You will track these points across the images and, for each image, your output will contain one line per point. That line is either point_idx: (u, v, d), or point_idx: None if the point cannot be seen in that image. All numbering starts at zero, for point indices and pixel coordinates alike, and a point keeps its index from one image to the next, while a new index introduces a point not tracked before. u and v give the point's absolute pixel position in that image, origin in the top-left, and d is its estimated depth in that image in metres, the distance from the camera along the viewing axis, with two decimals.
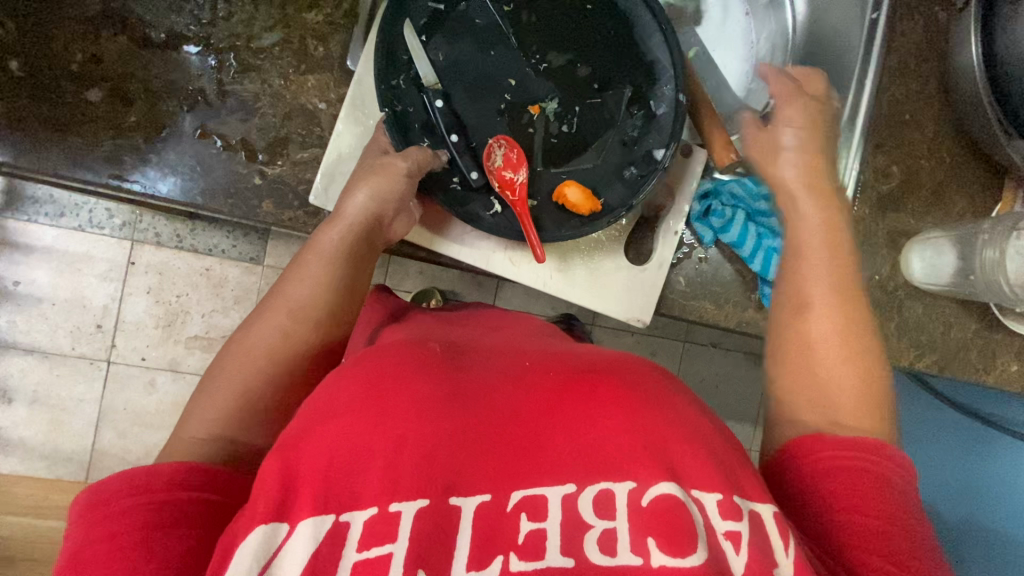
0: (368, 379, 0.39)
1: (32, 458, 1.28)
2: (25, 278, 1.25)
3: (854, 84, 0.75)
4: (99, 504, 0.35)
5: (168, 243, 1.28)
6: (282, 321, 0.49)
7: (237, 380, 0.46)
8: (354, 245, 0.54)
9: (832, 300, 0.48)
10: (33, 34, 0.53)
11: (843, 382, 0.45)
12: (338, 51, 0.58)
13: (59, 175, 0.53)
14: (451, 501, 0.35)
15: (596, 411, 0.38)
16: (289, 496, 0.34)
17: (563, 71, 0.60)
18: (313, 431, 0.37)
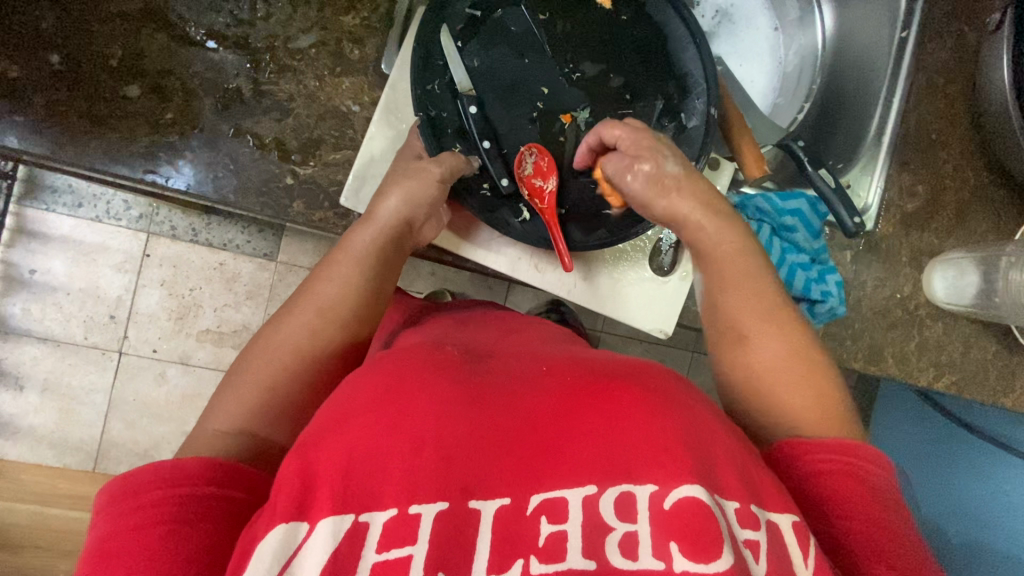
0: (386, 384, 0.39)
1: (40, 445, 1.28)
2: (41, 266, 1.25)
3: (880, 103, 0.75)
4: (127, 495, 0.35)
5: (183, 236, 1.29)
6: (310, 319, 0.50)
7: (264, 375, 0.47)
8: (384, 248, 0.54)
9: (763, 320, 0.49)
10: (75, 28, 0.53)
11: (797, 395, 0.46)
12: (374, 55, 0.59)
13: (96, 168, 0.54)
14: (470, 504, 0.34)
15: (617, 416, 0.38)
16: (308, 494, 0.34)
17: (597, 80, 0.60)
18: (332, 433, 0.37)
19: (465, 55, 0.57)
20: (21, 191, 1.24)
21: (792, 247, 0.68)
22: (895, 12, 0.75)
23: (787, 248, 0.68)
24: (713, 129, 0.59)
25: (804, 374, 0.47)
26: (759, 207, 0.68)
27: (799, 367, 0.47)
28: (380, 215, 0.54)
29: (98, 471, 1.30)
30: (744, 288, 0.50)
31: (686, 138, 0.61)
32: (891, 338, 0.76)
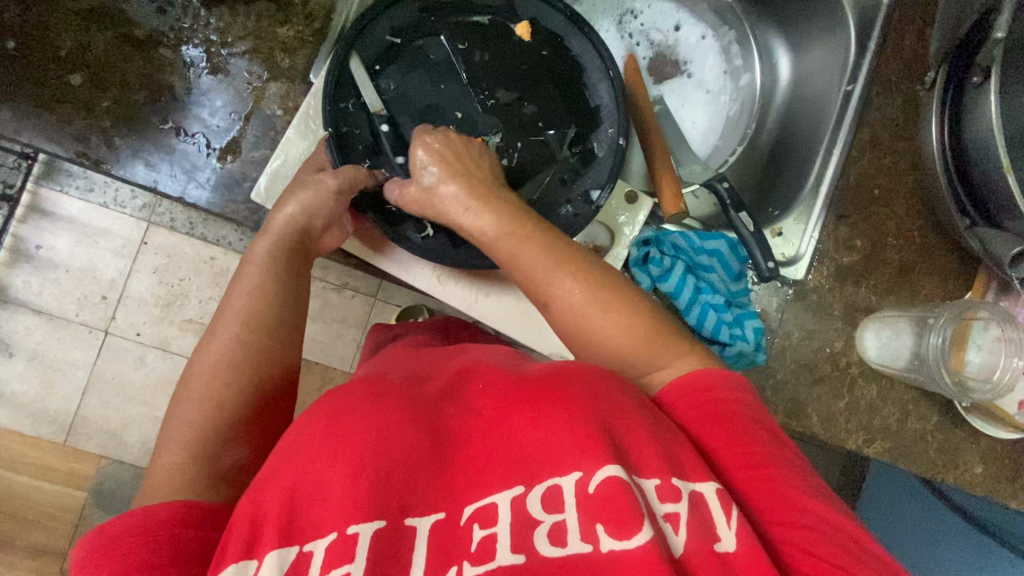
0: (329, 411, 0.38)
1: (18, 413, 1.34)
2: (46, 243, 1.34)
3: (821, 153, 0.75)
4: (101, 551, 0.34)
5: (180, 228, 1.36)
6: (237, 331, 0.49)
7: (201, 404, 0.45)
8: (289, 252, 0.55)
9: (552, 259, 0.49)
10: (33, 20, 0.59)
11: (612, 332, 0.47)
12: (303, 65, 0.63)
13: (32, 147, 0.59)
14: (406, 522, 0.34)
15: (550, 428, 0.36)
16: (257, 531, 0.33)
17: (511, 108, 0.63)
18: (278, 465, 0.36)
19: (379, 74, 0.61)
20: (40, 172, 1.33)
21: (706, 287, 0.67)
22: (844, 65, 0.75)
23: (703, 288, 0.68)
24: (620, 157, 0.61)
25: (597, 306, 0.48)
26: (675, 244, 0.68)
27: (584, 298, 0.48)
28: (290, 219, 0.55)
29: (69, 444, 1.35)
30: (520, 251, 0.50)
31: (594, 166, 0.63)
32: (820, 393, 0.73)
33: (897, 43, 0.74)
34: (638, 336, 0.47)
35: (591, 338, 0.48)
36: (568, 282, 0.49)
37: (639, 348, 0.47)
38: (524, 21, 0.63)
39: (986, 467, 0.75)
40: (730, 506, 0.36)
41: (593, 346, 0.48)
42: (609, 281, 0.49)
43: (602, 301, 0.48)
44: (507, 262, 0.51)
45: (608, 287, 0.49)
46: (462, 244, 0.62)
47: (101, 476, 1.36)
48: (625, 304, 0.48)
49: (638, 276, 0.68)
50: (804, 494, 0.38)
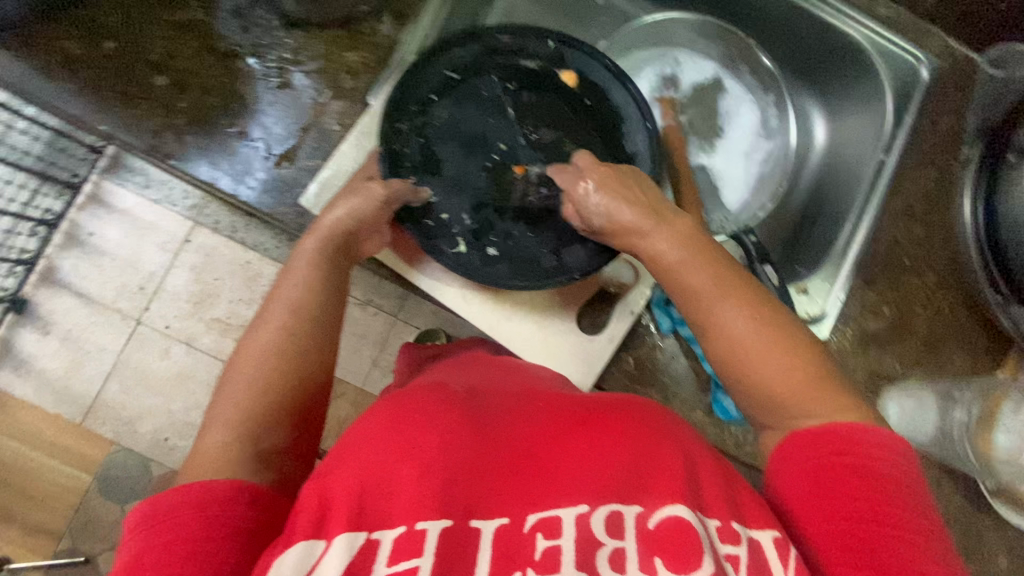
0: (391, 417, 0.41)
1: (43, 389, 1.39)
2: (99, 231, 1.42)
3: (852, 218, 0.75)
4: (157, 516, 0.37)
5: (223, 231, 1.40)
6: (281, 325, 0.51)
7: (246, 393, 0.47)
8: (335, 252, 0.57)
9: (725, 291, 0.49)
10: (132, 26, 0.66)
11: (770, 372, 0.46)
12: (365, 88, 0.68)
13: (112, 137, 0.64)
14: (472, 523, 0.35)
15: (603, 446, 0.39)
16: (325, 515, 0.35)
17: (551, 145, 0.68)
18: (342, 460, 0.38)
19: (433, 104, 0.66)
20: (105, 166, 1.43)
21: None
22: (880, 136, 0.76)
23: None
24: None
25: (768, 345, 0.47)
26: None
27: (765, 335, 0.47)
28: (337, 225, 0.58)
29: (83, 426, 1.38)
30: (707, 287, 0.50)
31: None
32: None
33: (933, 120, 0.76)
34: (803, 377, 0.45)
35: (748, 377, 0.47)
36: (715, 318, 0.49)
37: (811, 393, 0.45)
38: (569, 70, 0.69)
39: (1011, 560, 0.72)
40: (787, 556, 0.37)
41: (746, 383, 0.47)
42: (780, 316, 0.48)
43: (767, 339, 0.47)
44: (683, 297, 0.51)
45: (781, 329, 0.47)
46: (491, 263, 0.65)
47: (108, 463, 1.38)
48: (794, 344, 0.47)
49: (659, 317, 0.69)
50: (889, 532, 0.37)
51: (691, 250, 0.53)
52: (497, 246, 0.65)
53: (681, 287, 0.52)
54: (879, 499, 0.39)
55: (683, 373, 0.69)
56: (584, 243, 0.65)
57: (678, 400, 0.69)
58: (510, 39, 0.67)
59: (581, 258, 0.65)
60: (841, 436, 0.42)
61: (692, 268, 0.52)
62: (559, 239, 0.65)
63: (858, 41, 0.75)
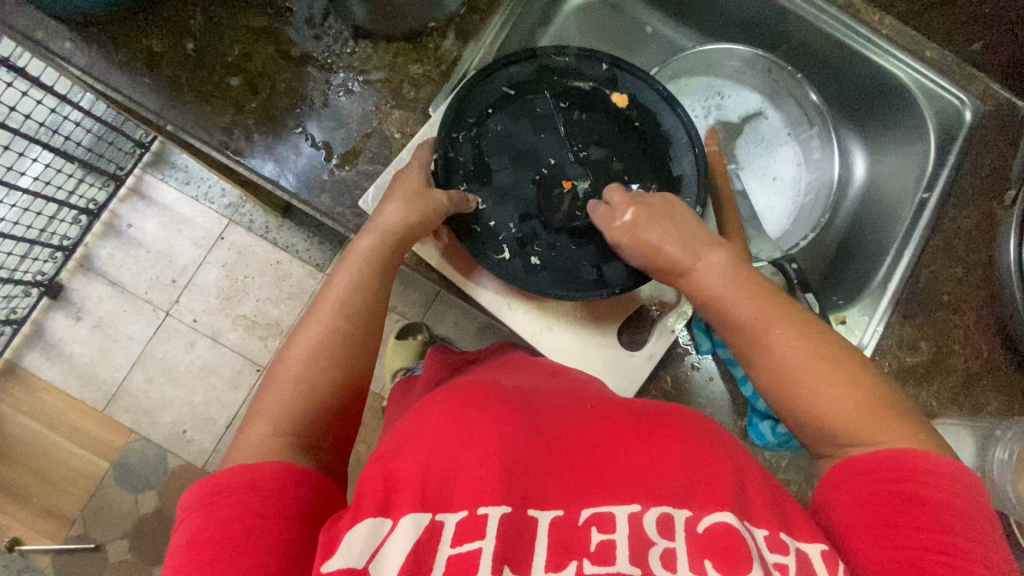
0: (450, 410, 0.43)
1: (70, 373, 1.42)
2: (138, 224, 1.46)
3: (893, 253, 0.76)
4: (213, 495, 0.39)
5: (257, 230, 1.46)
6: (332, 322, 0.53)
7: (289, 386, 0.49)
8: (388, 251, 0.59)
9: (778, 317, 0.51)
10: (211, 29, 0.69)
11: (825, 398, 0.48)
12: (426, 99, 0.71)
13: (184, 131, 0.67)
14: (529, 512, 0.37)
15: (652, 450, 0.41)
16: (391, 496, 0.36)
17: (601, 162, 0.68)
18: (403, 447, 0.40)
19: (488, 117, 0.68)
20: (149, 161, 1.48)
21: None
22: (922, 174, 0.78)
23: None
24: None
25: (825, 370, 0.48)
26: None
27: (820, 363, 0.49)
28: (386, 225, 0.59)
29: (105, 413, 1.41)
30: (762, 312, 0.52)
31: None
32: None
33: (977, 160, 0.77)
34: (862, 402, 0.47)
35: (801, 401, 0.49)
36: (772, 349, 0.51)
37: (867, 416, 0.46)
38: (621, 91, 0.71)
39: None
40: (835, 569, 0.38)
41: (802, 405, 0.49)
42: (834, 345, 0.50)
43: (821, 366, 0.48)
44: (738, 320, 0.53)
45: (835, 356, 0.49)
46: (533, 272, 0.65)
47: (125, 451, 1.39)
48: (851, 371, 0.48)
49: (699, 337, 0.70)
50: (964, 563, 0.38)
51: (743, 276, 0.54)
52: (539, 255, 0.66)
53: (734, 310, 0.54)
54: (957, 529, 0.40)
55: (720, 397, 0.70)
56: (625, 258, 0.65)
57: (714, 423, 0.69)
58: (564, 59, 0.70)
59: (622, 272, 0.65)
60: (923, 465, 0.43)
61: (745, 296, 0.53)
62: (602, 252, 0.66)
63: (904, 81, 0.77)
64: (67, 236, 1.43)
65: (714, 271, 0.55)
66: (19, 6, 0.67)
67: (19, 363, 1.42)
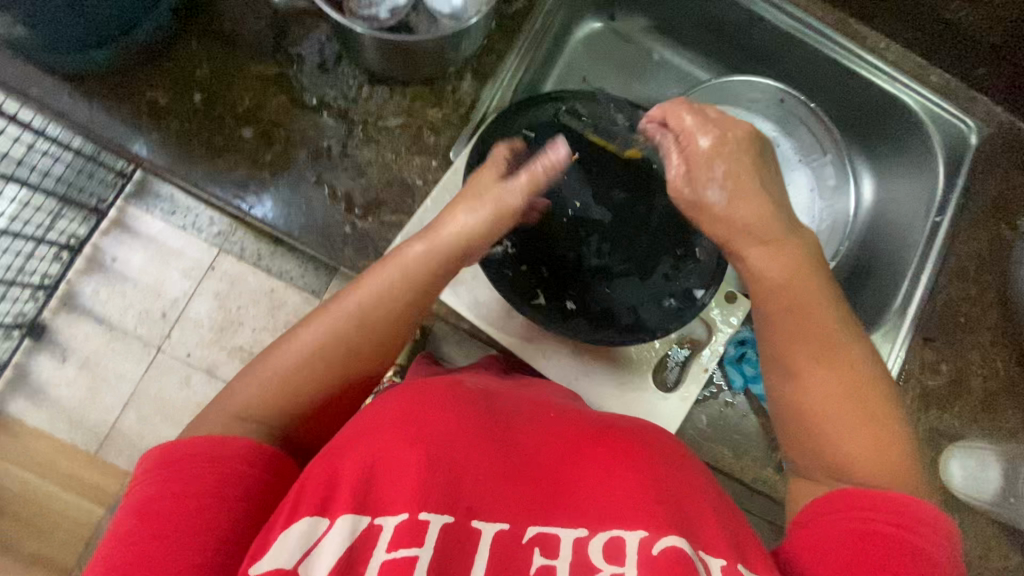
0: (404, 410, 0.42)
1: (58, 418, 1.36)
2: (124, 256, 1.38)
3: (910, 277, 0.77)
4: (174, 463, 0.39)
5: (248, 259, 1.40)
6: (359, 313, 0.51)
7: (286, 376, 0.48)
8: (432, 263, 0.54)
9: (813, 346, 0.50)
10: (220, 77, 0.66)
11: (839, 417, 0.47)
12: (446, 144, 0.69)
13: (198, 187, 0.65)
14: (473, 523, 0.37)
15: (613, 470, 0.42)
16: (332, 495, 0.37)
17: (626, 203, 0.67)
18: (353, 443, 0.40)
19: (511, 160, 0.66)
20: (131, 190, 1.40)
21: None
22: (933, 197, 0.79)
23: None
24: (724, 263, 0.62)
25: (854, 400, 0.47)
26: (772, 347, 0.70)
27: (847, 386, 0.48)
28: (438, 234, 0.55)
29: (99, 457, 1.35)
30: (800, 331, 0.51)
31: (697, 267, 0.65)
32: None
33: (982, 184, 0.79)
34: (880, 439, 0.46)
35: (817, 411, 0.48)
36: (802, 345, 0.50)
37: (880, 453, 0.45)
38: None
39: None
40: None
41: (811, 414, 0.49)
42: (873, 388, 0.48)
43: (847, 388, 0.48)
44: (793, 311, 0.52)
45: (867, 383, 0.48)
46: (569, 318, 0.64)
47: (122, 496, 1.35)
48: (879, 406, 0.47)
49: (731, 373, 0.70)
50: None
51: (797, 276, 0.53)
52: (573, 300, 0.64)
53: (791, 305, 0.52)
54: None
55: (755, 432, 0.70)
56: (658, 301, 0.64)
57: (751, 459, 0.69)
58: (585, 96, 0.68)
59: (656, 316, 0.64)
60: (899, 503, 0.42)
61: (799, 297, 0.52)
62: (634, 295, 0.64)
63: (910, 104, 0.78)
64: (49, 274, 1.36)
65: (770, 270, 0.54)
66: (9, 58, 0.63)
67: (2, 411, 1.35)
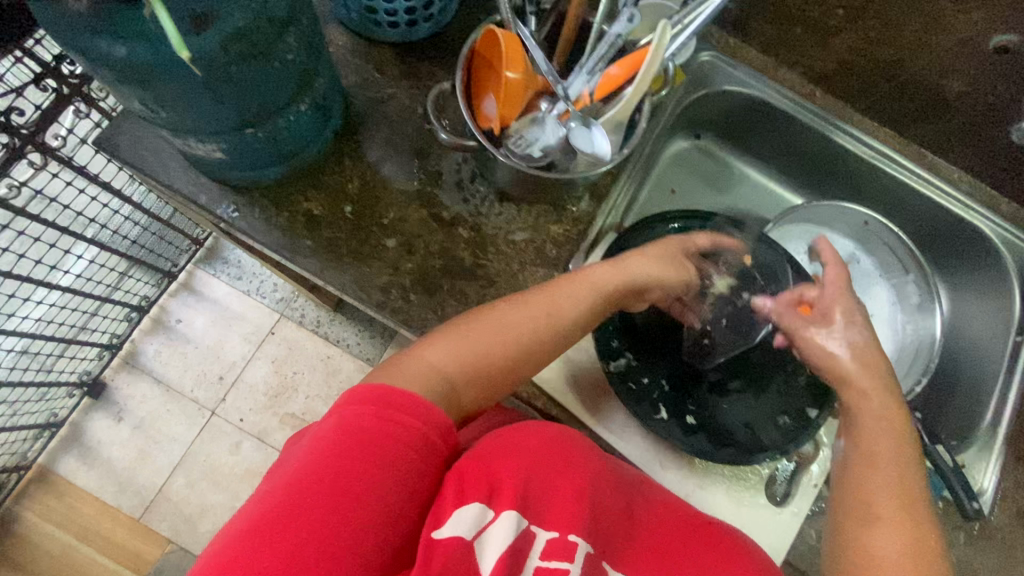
0: (548, 441, 0.57)
1: (108, 478, 1.40)
2: (190, 317, 1.48)
3: (996, 394, 0.81)
4: (384, 405, 0.49)
5: (308, 325, 1.48)
6: (531, 329, 0.60)
7: (474, 344, 0.58)
8: (601, 296, 0.63)
9: (896, 506, 0.55)
10: (368, 192, 0.73)
11: (893, 538, 0.53)
12: (567, 258, 0.74)
13: (343, 292, 0.70)
14: (602, 561, 0.54)
15: (698, 550, 0.57)
16: (493, 493, 0.50)
17: (735, 320, 0.72)
18: (508, 456, 0.53)
19: None
20: (201, 256, 1.52)
21: None
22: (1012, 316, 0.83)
23: None
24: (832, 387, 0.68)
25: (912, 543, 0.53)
26: None
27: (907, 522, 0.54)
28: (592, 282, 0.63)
29: (142, 521, 1.38)
30: (881, 479, 0.57)
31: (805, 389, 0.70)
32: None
33: None
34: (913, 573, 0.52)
35: (874, 522, 0.55)
36: (873, 472, 0.58)
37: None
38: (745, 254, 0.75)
39: None
40: None
41: (868, 529, 0.55)
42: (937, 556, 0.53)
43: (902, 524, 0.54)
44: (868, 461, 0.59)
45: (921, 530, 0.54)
46: (691, 432, 0.67)
47: (163, 563, 1.36)
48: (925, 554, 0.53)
49: None
50: None
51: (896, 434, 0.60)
52: (693, 414, 0.68)
53: (869, 453, 0.59)
54: None
55: None
56: (774, 420, 0.68)
57: None
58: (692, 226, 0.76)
59: (774, 436, 0.67)
60: None
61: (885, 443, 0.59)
62: (751, 413, 0.68)
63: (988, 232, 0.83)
64: (118, 334, 1.44)
65: (866, 403, 0.62)
66: (185, 169, 0.70)
67: (53, 467, 1.40)
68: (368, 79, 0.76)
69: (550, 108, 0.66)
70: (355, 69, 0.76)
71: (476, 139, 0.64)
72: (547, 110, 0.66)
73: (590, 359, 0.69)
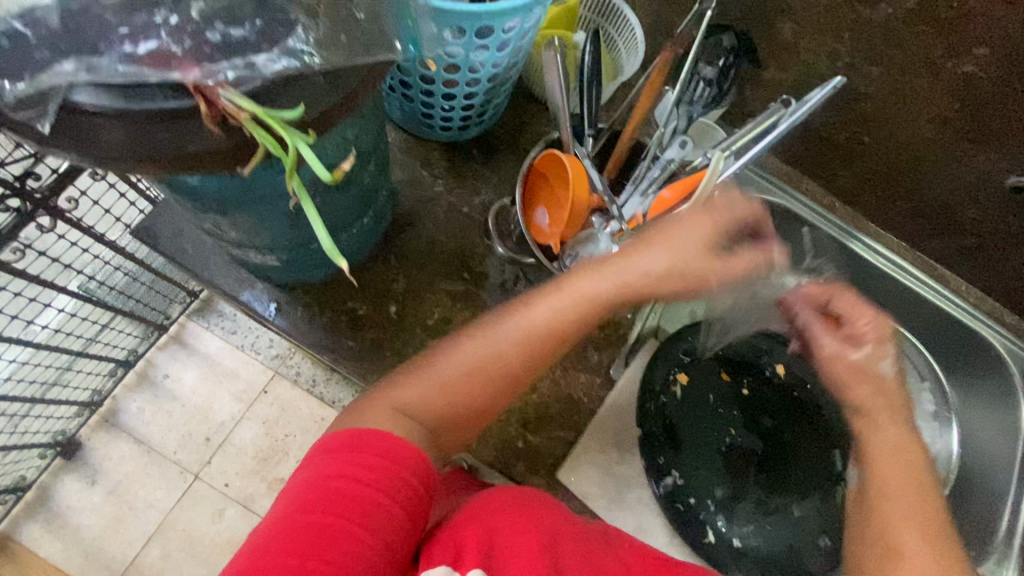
0: (513, 498, 0.48)
1: (77, 549, 1.14)
2: (179, 374, 1.22)
3: (1007, 512, 0.81)
4: (351, 449, 0.44)
5: (303, 383, 1.20)
6: (501, 353, 0.52)
7: (436, 385, 0.52)
8: (583, 304, 0.53)
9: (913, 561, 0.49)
10: (413, 291, 0.72)
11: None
12: (608, 362, 0.74)
13: None
14: None
15: None
16: (457, 555, 0.43)
17: (772, 432, 0.72)
18: (473, 517, 0.46)
19: (672, 384, 0.72)
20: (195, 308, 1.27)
21: None
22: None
23: None
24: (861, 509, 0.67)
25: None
26: None
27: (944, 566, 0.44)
28: (547, 291, 0.54)
29: None
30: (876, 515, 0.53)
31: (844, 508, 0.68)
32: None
33: None
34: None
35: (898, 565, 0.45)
36: (900, 505, 0.48)
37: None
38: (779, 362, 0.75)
39: None
40: None
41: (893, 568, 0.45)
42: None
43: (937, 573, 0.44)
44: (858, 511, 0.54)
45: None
46: (739, 556, 0.66)
47: None
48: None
49: None
50: None
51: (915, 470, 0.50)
52: (740, 536, 0.67)
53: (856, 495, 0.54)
54: None
55: None
56: (816, 543, 0.67)
57: None
58: None
59: (818, 560, 0.67)
60: None
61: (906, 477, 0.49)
62: (794, 534, 0.68)
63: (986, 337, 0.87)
64: (100, 390, 1.19)
65: (882, 442, 0.52)
66: (229, 266, 0.68)
67: (14, 535, 1.16)
68: (415, 177, 0.77)
69: (604, 223, 0.66)
70: (403, 166, 0.77)
71: (531, 248, 0.68)
72: (601, 227, 0.67)
73: (637, 473, 0.69)
